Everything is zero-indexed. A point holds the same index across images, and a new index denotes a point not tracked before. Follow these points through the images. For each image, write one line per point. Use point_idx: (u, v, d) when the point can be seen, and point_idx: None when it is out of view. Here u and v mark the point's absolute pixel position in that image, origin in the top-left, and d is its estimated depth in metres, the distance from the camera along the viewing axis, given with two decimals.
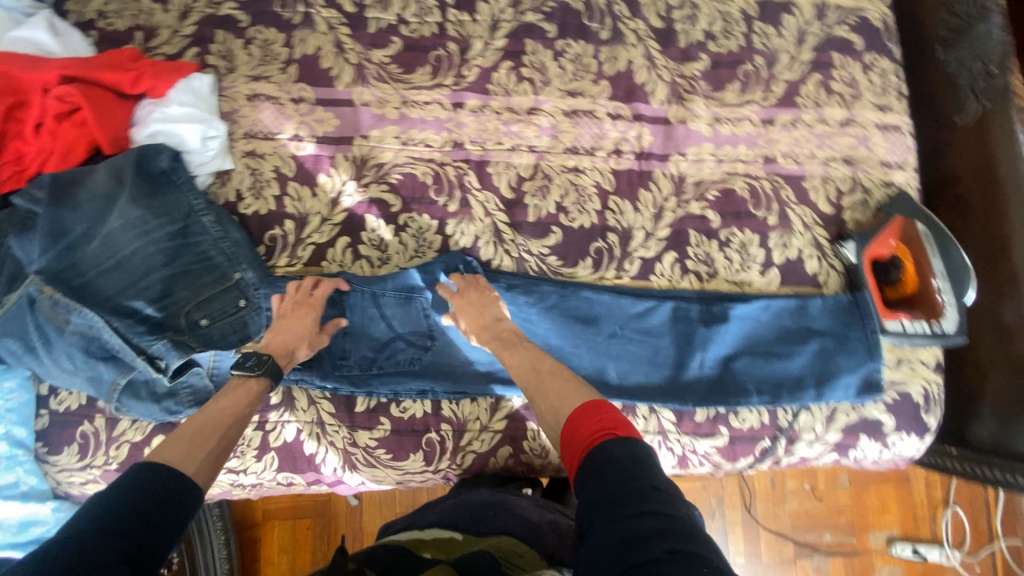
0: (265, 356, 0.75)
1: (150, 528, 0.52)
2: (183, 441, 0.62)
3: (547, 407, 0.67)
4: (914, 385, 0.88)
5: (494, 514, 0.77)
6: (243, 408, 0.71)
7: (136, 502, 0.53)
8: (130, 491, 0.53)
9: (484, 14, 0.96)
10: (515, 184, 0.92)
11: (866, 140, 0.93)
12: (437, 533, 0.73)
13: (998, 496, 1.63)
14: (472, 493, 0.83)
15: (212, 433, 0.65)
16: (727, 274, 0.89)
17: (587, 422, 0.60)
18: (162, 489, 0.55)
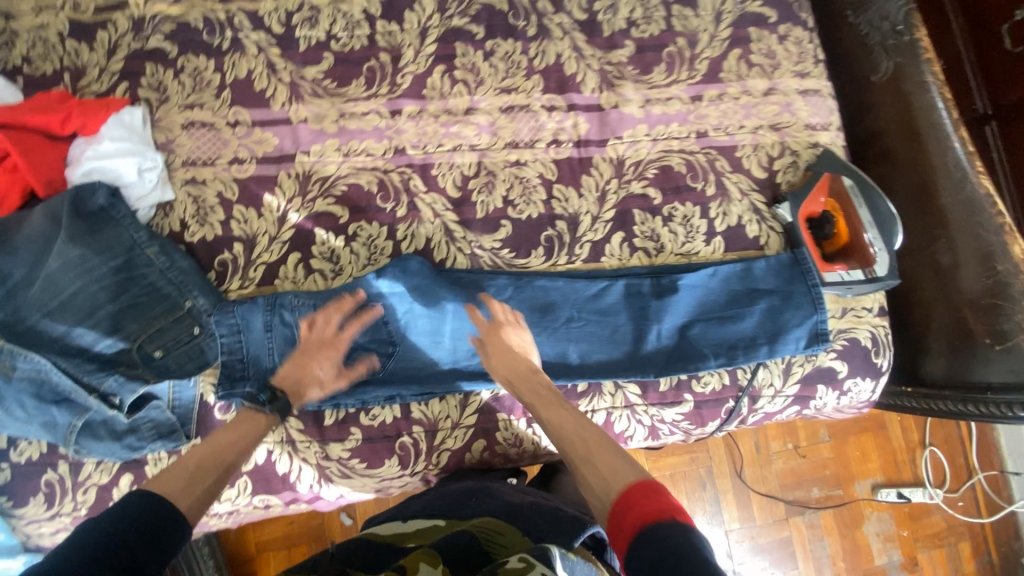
0: (280, 390, 0.80)
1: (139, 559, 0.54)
2: (180, 477, 0.64)
3: (594, 474, 0.65)
4: (860, 331, 0.92)
5: (475, 503, 0.78)
6: (242, 450, 0.73)
7: (131, 530, 0.55)
8: (125, 520, 0.55)
9: (413, 22, 0.98)
10: (461, 183, 0.93)
11: (789, 106, 0.98)
12: (420, 523, 0.75)
13: (971, 432, 1.70)
14: (455, 483, 0.85)
15: (209, 472, 0.68)
16: (674, 247, 0.93)
17: (641, 500, 0.58)
18: (154, 521, 0.57)
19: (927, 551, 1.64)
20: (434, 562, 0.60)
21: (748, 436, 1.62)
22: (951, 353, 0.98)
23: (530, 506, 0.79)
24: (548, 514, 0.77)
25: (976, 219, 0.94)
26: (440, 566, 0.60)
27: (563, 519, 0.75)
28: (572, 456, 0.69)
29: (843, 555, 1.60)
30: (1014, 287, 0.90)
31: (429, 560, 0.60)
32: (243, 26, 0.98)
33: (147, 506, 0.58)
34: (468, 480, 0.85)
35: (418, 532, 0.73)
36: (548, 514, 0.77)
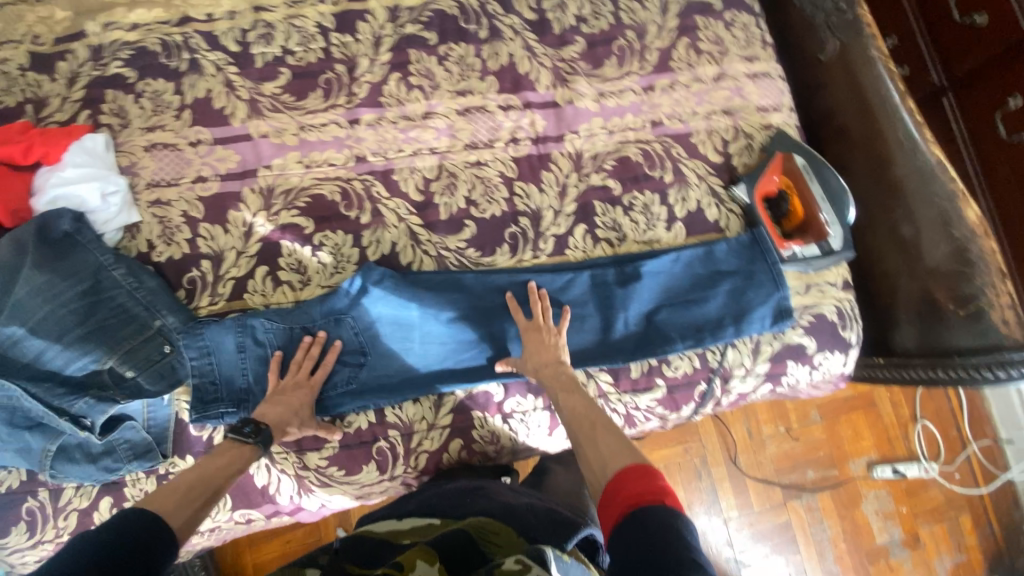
0: (260, 425, 0.76)
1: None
2: (171, 499, 0.65)
3: (592, 455, 0.68)
4: (826, 306, 0.93)
5: (472, 500, 0.78)
6: (230, 475, 0.72)
7: (119, 547, 0.55)
8: (114, 538, 0.55)
9: (366, 32, 1.00)
10: (423, 186, 0.95)
11: (739, 90, 1.01)
12: (415, 522, 0.76)
13: (960, 402, 1.72)
14: (454, 482, 0.85)
15: (198, 495, 0.68)
16: (636, 236, 0.95)
17: (629, 484, 0.60)
18: (137, 541, 0.57)
19: (927, 525, 1.64)
20: (432, 558, 0.60)
21: (739, 422, 1.62)
22: (920, 322, 0.99)
23: (526, 506, 0.80)
24: (545, 517, 0.78)
25: (930, 188, 0.95)
26: (437, 563, 0.60)
27: (559, 521, 0.77)
28: (576, 436, 0.73)
29: (843, 535, 1.60)
30: (974, 250, 0.92)
31: (426, 557, 0.59)
32: (200, 47, 1.00)
33: (137, 525, 0.58)
34: (466, 479, 0.85)
35: (415, 530, 0.74)
36: (546, 514, 0.79)
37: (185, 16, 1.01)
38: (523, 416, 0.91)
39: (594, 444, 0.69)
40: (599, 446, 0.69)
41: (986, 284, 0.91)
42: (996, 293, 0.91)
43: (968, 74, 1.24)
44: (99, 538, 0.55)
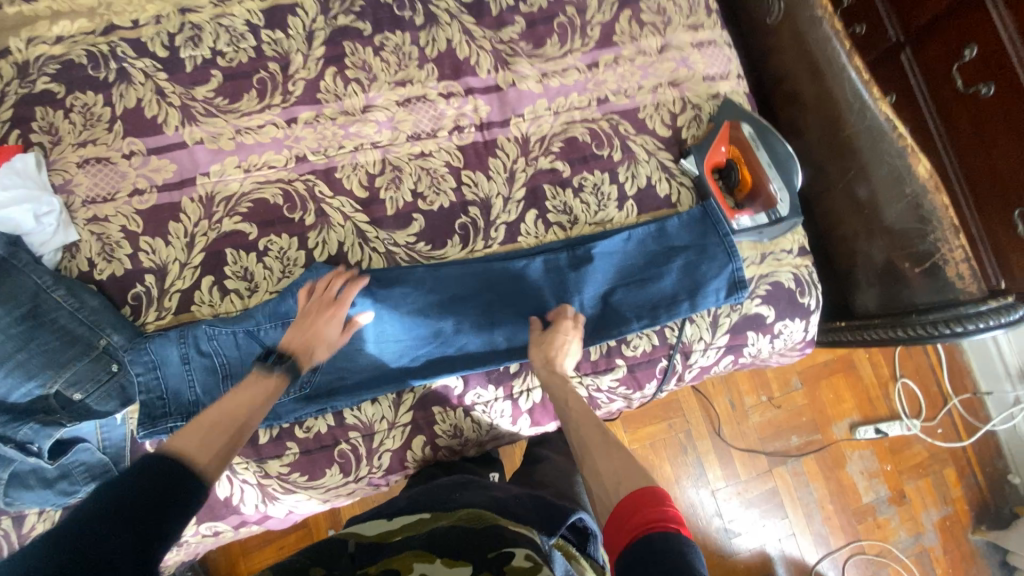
0: (287, 352, 0.78)
1: (158, 521, 0.52)
2: (200, 436, 0.63)
3: (604, 468, 0.68)
4: (782, 273, 0.93)
5: (460, 494, 0.76)
6: (257, 408, 0.72)
7: (149, 491, 0.54)
8: (136, 484, 0.54)
9: (298, 27, 0.96)
10: (367, 182, 0.92)
11: (685, 61, 0.99)
12: (405, 520, 0.70)
13: (940, 358, 1.73)
14: (442, 480, 0.83)
15: (225, 431, 0.66)
16: (587, 218, 0.94)
17: (641, 510, 0.58)
18: (167, 479, 0.56)
19: (912, 481, 1.66)
20: (431, 555, 0.60)
21: (722, 394, 1.62)
22: (879, 282, 0.99)
23: (514, 496, 0.77)
24: (534, 506, 0.75)
25: (880, 146, 0.92)
26: (438, 560, 0.59)
27: (548, 509, 0.74)
28: (585, 444, 0.73)
29: (830, 497, 1.62)
30: (926, 206, 0.89)
31: (425, 557, 0.59)
32: (127, 55, 0.95)
33: (164, 466, 0.56)
34: (453, 477, 0.83)
35: (407, 526, 0.68)
36: (533, 502, 0.76)
37: (109, 24, 0.96)
38: (485, 408, 0.90)
39: (609, 457, 0.69)
40: (615, 460, 0.68)
41: (939, 240, 0.89)
42: (949, 248, 0.88)
43: (924, 27, 1.22)
44: (123, 484, 0.53)
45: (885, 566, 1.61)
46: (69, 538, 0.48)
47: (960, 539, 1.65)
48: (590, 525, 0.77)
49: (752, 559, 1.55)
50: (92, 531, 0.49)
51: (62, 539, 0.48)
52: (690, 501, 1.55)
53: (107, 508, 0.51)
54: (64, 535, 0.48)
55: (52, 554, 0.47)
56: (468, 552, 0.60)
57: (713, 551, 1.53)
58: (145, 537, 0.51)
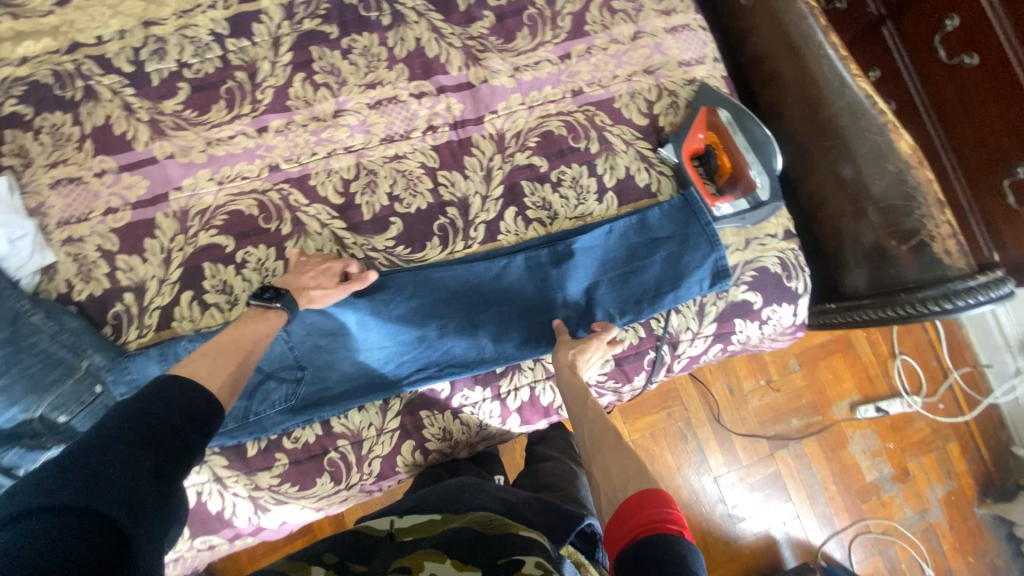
0: (281, 290, 0.78)
1: (177, 443, 0.54)
2: (207, 369, 0.64)
3: (616, 468, 0.67)
4: (768, 258, 0.92)
5: (469, 495, 0.73)
6: (259, 341, 0.73)
7: (166, 415, 0.54)
8: (152, 408, 0.54)
9: (264, 34, 0.95)
10: (342, 188, 0.91)
11: (659, 46, 0.97)
12: (416, 518, 0.68)
13: (938, 333, 1.72)
14: (452, 480, 0.81)
15: (230, 365, 0.67)
16: (567, 212, 0.92)
17: (641, 511, 0.58)
18: (185, 401, 0.57)
19: (915, 457, 1.66)
20: (440, 555, 0.59)
21: (719, 381, 1.61)
22: (868, 263, 0.97)
23: (524, 501, 0.74)
24: (543, 510, 0.72)
25: (862, 125, 0.93)
26: (447, 560, 0.59)
27: (557, 513, 0.70)
28: (599, 443, 0.72)
29: (833, 478, 1.61)
30: (910, 181, 0.90)
31: (435, 556, 0.59)
32: (93, 72, 0.93)
33: (178, 391, 0.57)
34: (463, 479, 0.81)
35: (416, 526, 0.67)
36: (543, 505, 0.73)
37: (74, 42, 0.94)
38: (474, 409, 0.89)
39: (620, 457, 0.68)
40: (625, 461, 0.67)
41: (925, 215, 0.89)
42: (936, 224, 0.89)
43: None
44: (137, 408, 0.54)
45: (891, 544, 1.60)
46: (88, 457, 0.48)
47: (966, 513, 1.65)
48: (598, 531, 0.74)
49: (758, 543, 1.55)
50: (113, 450, 0.49)
51: (79, 458, 0.48)
52: (693, 489, 1.54)
53: (124, 428, 0.51)
54: (83, 455, 0.48)
55: (74, 471, 0.47)
56: (478, 554, 0.59)
57: (718, 537, 1.53)
58: (166, 455, 0.52)
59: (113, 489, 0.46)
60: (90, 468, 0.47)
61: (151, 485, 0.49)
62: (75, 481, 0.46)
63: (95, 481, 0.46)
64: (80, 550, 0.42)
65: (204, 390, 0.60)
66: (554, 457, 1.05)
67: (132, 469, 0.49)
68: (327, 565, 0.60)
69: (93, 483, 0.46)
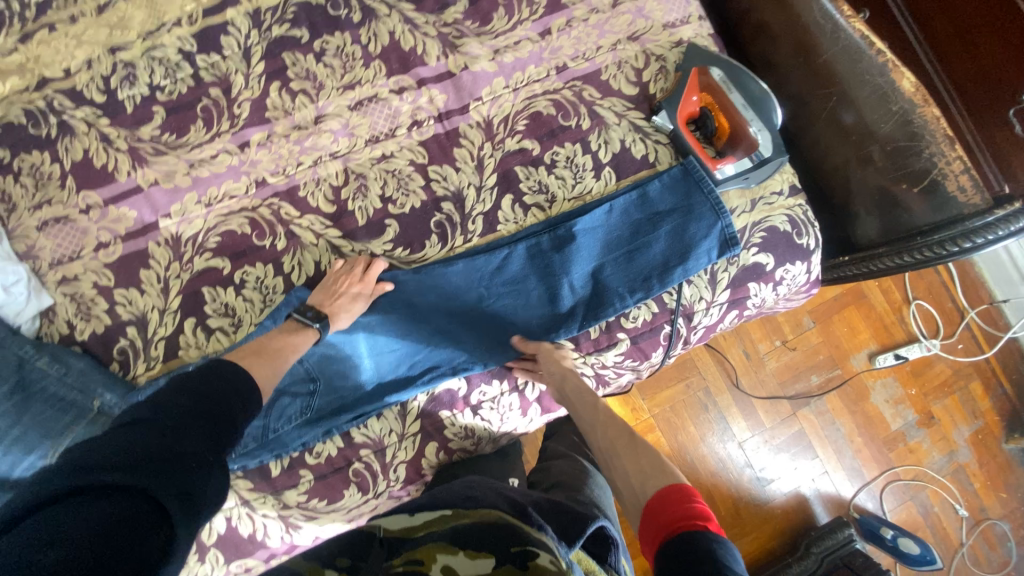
0: (322, 314, 0.80)
1: (223, 433, 0.59)
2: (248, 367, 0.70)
3: (631, 469, 0.73)
4: (777, 217, 0.90)
5: (480, 492, 0.72)
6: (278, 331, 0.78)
7: (213, 407, 0.60)
8: (208, 406, 0.59)
9: (233, 46, 0.91)
10: (332, 196, 0.89)
11: (641, 11, 0.93)
12: (428, 515, 0.66)
13: (951, 274, 1.69)
14: (461, 479, 0.80)
15: (266, 362, 0.72)
16: (565, 194, 0.90)
17: (673, 508, 0.63)
18: (231, 397, 0.63)
19: (939, 401, 1.65)
20: (455, 548, 0.58)
21: (735, 346, 1.59)
22: (878, 210, 0.94)
23: (536, 502, 0.77)
24: (555, 514, 0.73)
25: (859, 67, 0.88)
26: (461, 551, 0.58)
27: (569, 517, 0.72)
28: (612, 444, 0.78)
29: (858, 430, 1.61)
30: (917, 121, 0.84)
31: (448, 549, 0.58)
32: (65, 106, 0.90)
33: (224, 388, 0.63)
34: (471, 479, 0.79)
35: (430, 521, 0.65)
36: (553, 509, 0.75)
37: (42, 77, 0.91)
38: (492, 404, 0.88)
39: (635, 455, 0.75)
40: (641, 458, 0.74)
41: (936, 155, 0.84)
42: (947, 161, 0.83)
43: None
44: (187, 400, 0.58)
45: (922, 490, 1.60)
46: (145, 441, 0.51)
47: (994, 451, 1.65)
48: (610, 534, 0.75)
49: (790, 502, 1.54)
50: (165, 436, 0.53)
51: (149, 442, 0.51)
52: (720, 456, 1.54)
53: (177, 418, 0.56)
54: (152, 439, 0.52)
55: (138, 451, 0.50)
56: (490, 544, 0.58)
57: (749, 501, 1.53)
58: (213, 443, 0.56)
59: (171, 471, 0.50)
60: (153, 447, 0.51)
61: (204, 478, 0.53)
62: (147, 463, 0.49)
63: (164, 466, 0.50)
64: (141, 530, 0.45)
65: (244, 388, 0.65)
66: (565, 454, 1.12)
67: (189, 451, 0.53)
68: (339, 569, 0.57)
69: (162, 467, 0.49)
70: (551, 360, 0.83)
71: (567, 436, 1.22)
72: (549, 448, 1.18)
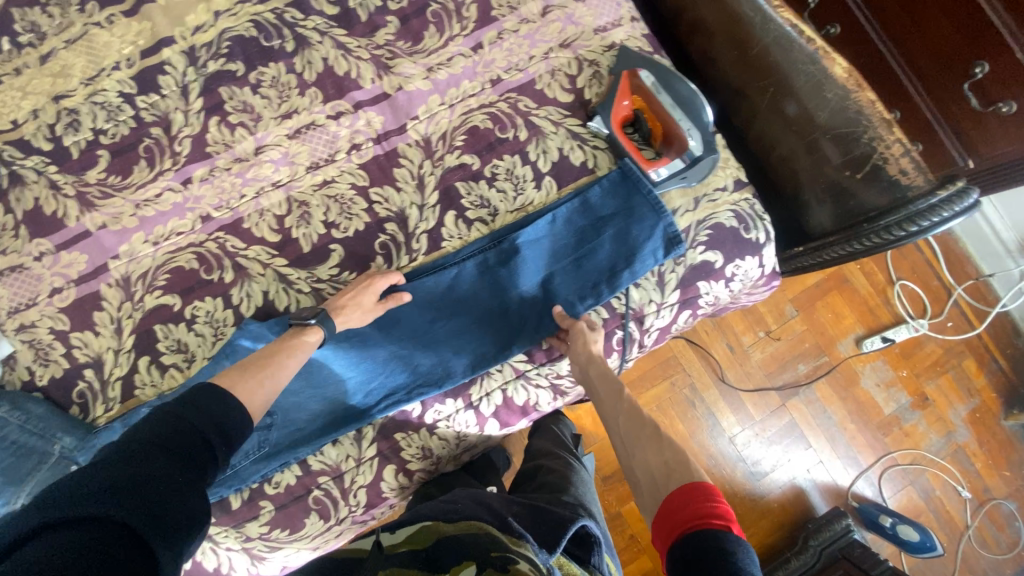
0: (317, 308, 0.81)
1: (204, 455, 0.60)
2: (239, 379, 0.70)
3: (652, 460, 0.70)
4: (722, 214, 0.89)
5: (461, 505, 0.74)
6: (292, 351, 0.77)
7: (196, 426, 0.61)
8: (186, 424, 0.60)
9: (171, 85, 0.93)
10: (276, 225, 0.89)
11: (571, 17, 0.93)
12: (410, 532, 0.69)
13: (935, 251, 1.66)
14: (444, 495, 0.82)
15: (258, 377, 0.72)
16: (508, 206, 0.90)
17: (688, 506, 0.60)
18: (220, 410, 0.64)
19: (932, 381, 1.61)
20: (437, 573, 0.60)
21: (717, 340, 1.58)
22: (830, 197, 0.92)
23: (515, 512, 0.76)
24: (538, 522, 0.73)
25: (791, 55, 0.86)
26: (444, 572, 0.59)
27: (552, 522, 0.72)
28: (635, 434, 0.75)
29: (850, 417, 1.58)
30: (852, 107, 0.83)
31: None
32: (15, 157, 0.92)
33: (210, 403, 0.64)
34: (454, 494, 0.81)
35: (409, 537, 0.68)
36: (535, 515, 0.75)
37: None
38: (448, 423, 0.87)
39: (658, 448, 0.71)
40: (664, 452, 0.70)
41: (874, 139, 0.82)
42: (886, 145, 0.81)
43: None
44: (170, 420, 0.60)
45: (922, 474, 1.57)
46: (123, 470, 0.53)
47: (994, 429, 1.61)
48: (594, 534, 0.75)
49: (785, 495, 1.52)
50: (141, 462, 0.54)
51: (128, 471, 0.53)
52: (710, 453, 1.52)
53: (155, 439, 0.57)
54: (119, 469, 0.53)
55: (112, 480, 0.52)
56: (470, 552, 0.60)
57: (743, 496, 1.50)
58: (191, 466, 0.58)
59: (144, 501, 0.51)
60: (128, 475, 0.53)
61: (184, 501, 0.54)
62: (113, 493, 0.51)
63: (131, 493, 0.51)
64: (110, 556, 0.47)
65: (234, 404, 0.66)
66: (551, 452, 1.12)
67: (163, 477, 0.54)
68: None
69: (133, 495, 0.51)
70: (579, 343, 0.83)
71: (551, 431, 1.22)
72: (534, 445, 1.19)
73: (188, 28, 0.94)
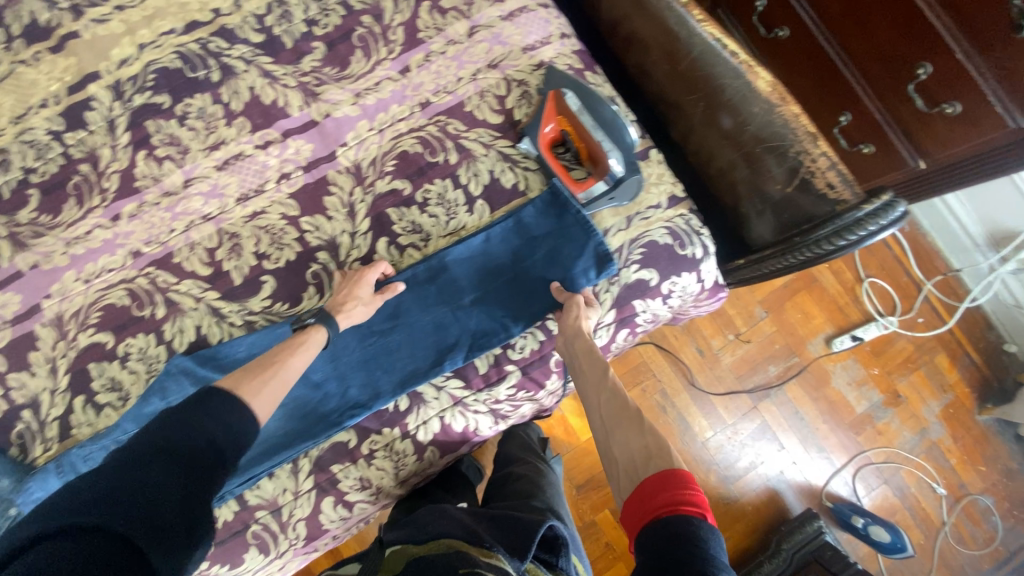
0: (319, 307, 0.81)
1: (209, 462, 0.58)
2: (244, 382, 0.68)
3: (629, 445, 0.69)
4: (655, 231, 0.88)
5: (433, 519, 0.75)
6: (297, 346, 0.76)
7: (200, 433, 0.59)
8: (186, 431, 0.58)
9: (98, 120, 0.92)
10: (208, 258, 0.89)
11: (498, 37, 0.93)
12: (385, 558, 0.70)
13: (904, 248, 1.65)
14: (415, 514, 0.82)
15: (265, 377, 0.70)
16: (440, 230, 0.89)
17: (665, 490, 0.62)
18: (227, 416, 0.62)
19: (904, 378, 1.61)
20: None
21: (687, 345, 1.57)
22: (769, 210, 0.90)
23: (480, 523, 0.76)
24: (504, 530, 0.73)
25: (717, 70, 0.87)
26: None
27: (515, 531, 0.71)
28: (608, 421, 0.74)
29: (822, 417, 1.57)
30: (777, 120, 0.84)
31: None
32: None
33: (215, 410, 0.62)
34: (428, 510, 0.80)
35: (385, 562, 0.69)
36: (501, 523, 0.74)
37: None
38: (386, 451, 0.86)
39: (639, 434, 0.70)
40: (646, 436, 0.69)
41: (801, 152, 0.84)
42: (812, 158, 0.83)
43: None
44: (172, 429, 0.58)
45: (896, 472, 1.56)
46: (122, 478, 0.53)
47: (968, 424, 1.60)
48: (562, 536, 0.74)
49: (759, 498, 1.51)
50: (138, 471, 0.53)
51: (128, 480, 0.52)
52: (683, 457, 1.51)
53: (153, 449, 0.56)
54: (121, 476, 0.53)
55: (108, 489, 0.51)
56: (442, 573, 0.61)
57: (718, 498, 1.50)
58: (192, 474, 0.56)
59: (139, 509, 0.51)
60: (126, 484, 0.52)
61: (184, 509, 0.53)
62: (109, 501, 0.50)
63: (123, 501, 0.51)
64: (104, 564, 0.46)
65: (240, 410, 0.64)
66: (522, 459, 1.10)
67: (160, 487, 0.53)
68: None
69: (127, 503, 0.51)
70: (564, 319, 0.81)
71: (516, 438, 1.21)
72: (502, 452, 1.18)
73: (114, 62, 0.93)
